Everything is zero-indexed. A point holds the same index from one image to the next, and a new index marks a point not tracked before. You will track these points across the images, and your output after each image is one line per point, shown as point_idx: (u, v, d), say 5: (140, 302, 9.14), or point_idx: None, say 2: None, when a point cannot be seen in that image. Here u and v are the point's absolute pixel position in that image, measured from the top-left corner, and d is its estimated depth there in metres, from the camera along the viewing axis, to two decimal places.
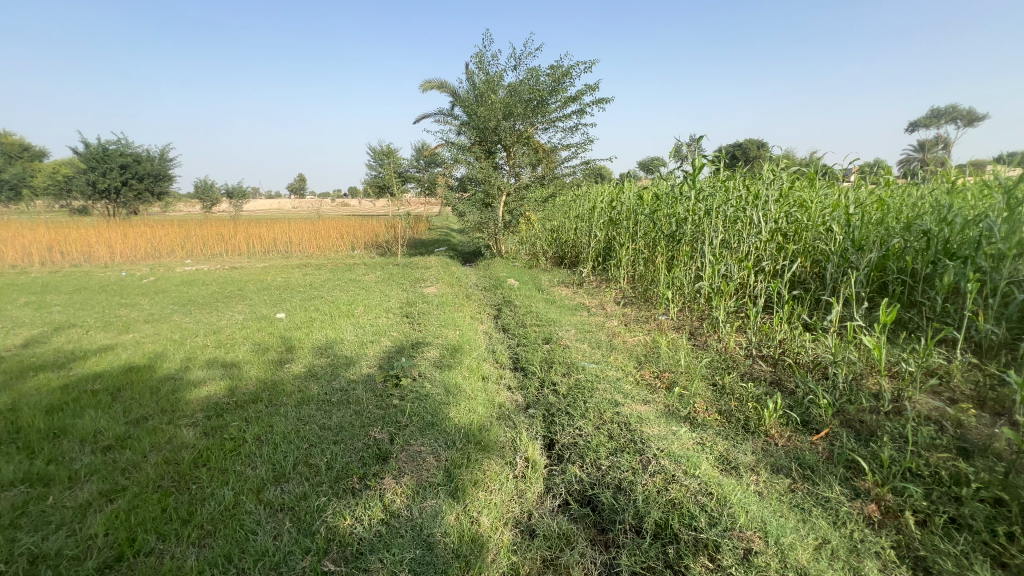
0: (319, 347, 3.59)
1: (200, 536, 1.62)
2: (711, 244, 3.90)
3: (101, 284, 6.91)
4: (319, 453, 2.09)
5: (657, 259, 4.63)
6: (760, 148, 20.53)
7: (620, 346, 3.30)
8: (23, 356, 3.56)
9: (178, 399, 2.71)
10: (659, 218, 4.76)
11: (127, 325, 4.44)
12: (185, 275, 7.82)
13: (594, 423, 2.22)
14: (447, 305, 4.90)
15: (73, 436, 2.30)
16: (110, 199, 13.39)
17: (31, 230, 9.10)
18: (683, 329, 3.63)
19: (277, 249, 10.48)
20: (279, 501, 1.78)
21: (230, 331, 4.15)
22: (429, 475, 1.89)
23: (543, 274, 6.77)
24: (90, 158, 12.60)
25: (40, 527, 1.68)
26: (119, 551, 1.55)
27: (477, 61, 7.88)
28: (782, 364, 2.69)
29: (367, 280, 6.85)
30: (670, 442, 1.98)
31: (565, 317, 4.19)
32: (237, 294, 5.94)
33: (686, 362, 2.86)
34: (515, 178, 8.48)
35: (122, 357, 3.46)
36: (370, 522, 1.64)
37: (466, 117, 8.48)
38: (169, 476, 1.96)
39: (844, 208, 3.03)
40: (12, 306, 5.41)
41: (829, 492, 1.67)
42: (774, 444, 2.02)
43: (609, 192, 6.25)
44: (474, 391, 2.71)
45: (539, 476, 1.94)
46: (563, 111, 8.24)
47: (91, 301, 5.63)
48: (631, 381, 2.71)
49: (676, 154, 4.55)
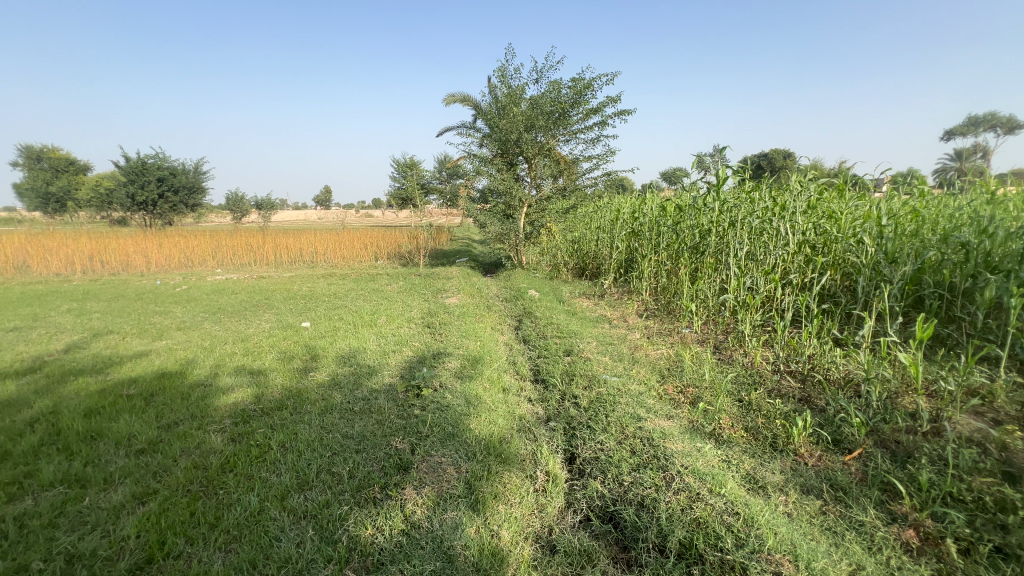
0: (343, 355, 3.65)
1: (226, 541, 1.65)
2: (736, 256, 3.83)
3: (138, 292, 7.20)
4: (341, 462, 2.12)
5: (681, 271, 4.56)
6: (785, 157, 20.15)
7: (643, 359, 3.26)
8: (65, 360, 3.72)
9: (207, 405, 2.79)
10: (682, 229, 4.70)
11: (161, 332, 4.61)
12: (216, 284, 8.08)
13: (616, 437, 2.19)
14: (468, 316, 4.93)
15: (109, 439, 2.39)
16: (148, 210, 13.99)
17: (74, 241, 9.55)
18: (708, 343, 3.57)
19: (303, 258, 10.74)
20: (303, 508, 1.81)
21: (257, 339, 4.26)
22: (450, 486, 1.89)
23: (565, 286, 6.75)
24: (130, 172, 13.23)
25: (76, 527, 1.74)
26: (149, 553, 1.60)
27: (499, 75, 8.00)
28: (811, 381, 2.61)
29: (389, 290, 6.95)
30: (695, 459, 1.94)
31: (587, 329, 4.16)
32: (264, 303, 6.10)
33: (711, 377, 2.80)
34: (537, 189, 8.51)
35: (156, 363, 3.59)
36: (391, 533, 1.65)
37: (489, 129, 8.58)
38: (197, 480, 2.02)
39: (876, 219, 2.94)
40: (55, 313, 5.68)
41: (863, 516, 1.60)
42: (804, 463, 1.96)
43: (632, 203, 6.22)
44: (495, 403, 2.71)
45: (559, 490, 1.92)
46: (585, 123, 8.28)
47: (128, 308, 5.87)
48: (653, 396, 2.66)
49: (699, 165, 4.52)
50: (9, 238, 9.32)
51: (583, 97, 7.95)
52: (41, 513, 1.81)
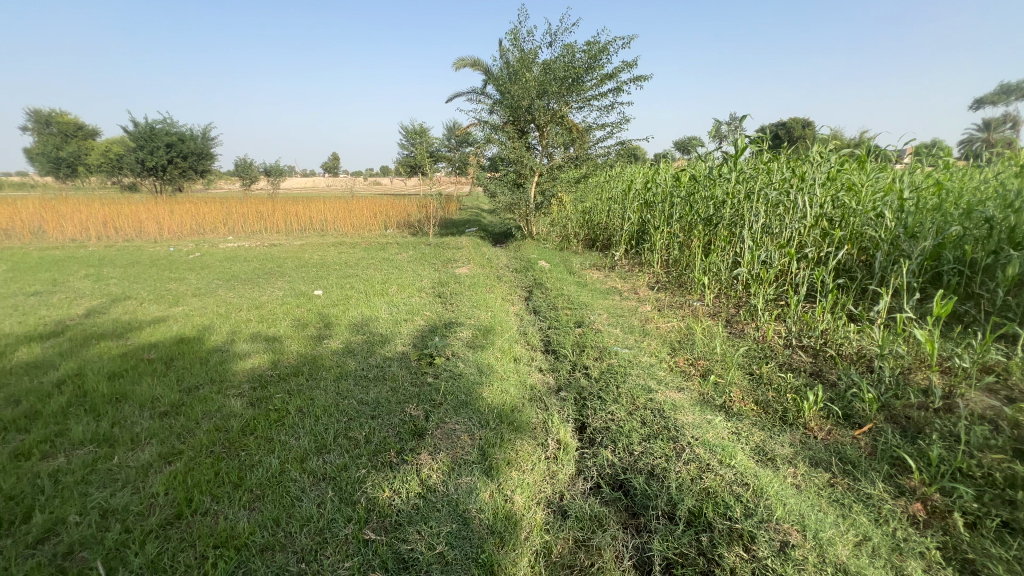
0: (356, 324, 3.70)
1: (250, 499, 1.73)
2: (751, 229, 3.76)
3: (152, 259, 7.28)
4: (358, 427, 2.17)
5: (694, 243, 4.51)
6: (804, 127, 19.51)
7: (654, 332, 3.27)
8: (86, 325, 3.81)
9: (225, 370, 2.86)
10: (696, 200, 4.62)
11: (177, 298, 4.69)
12: (228, 251, 8.15)
13: (627, 408, 2.22)
14: (479, 286, 4.94)
15: (133, 401, 2.47)
16: (158, 175, 13.98)
17: (87, 206, 9.61)
18: (719, 316, 3.56)
19: (313, 226, 10.75)
20: (322, 471, 1.87)
21: (271, 307, 4.32)
22: (464, 452, 1.94)
23: (575, 257, 6.71)
24: (138, 137, 13.17)
25: (107, 484, 1.82)
26: (178, 510, 1.67)
27: (511, 38, 7.74)
28: (823, 356, 2.61)
29: (400, 259, 6.96)
30: (705, 431, 1.96)
31: (598, 300, 4.16)
32: (277, 271, 6.15)
33: (722, 350, 2.81)
34: (548, 158, 8.35)
35: (174, 329, 3.66)
36: (408, 496, 1.70)
37: (499, 95, 8.36)
38: (220, 442, 2.09)
39: (898, 193, 2.86)
40: (73, 278, 5.78)
41: (871, 489, 1.63)
42: (813, 437, 1.98)
43: (645, 173, 6.09)
44: (506, 372, 2.75)
45: (570, 458, 1.97)
46: (599, 89, 8.04)
47: (143, 275, 5.95)
48: (664, 368, 2.68)
49: (716, 134, 4.39)
50: (23, 204, 9.42)
51: (597, 61, 7.70)
52: (74, 470, 1.89)
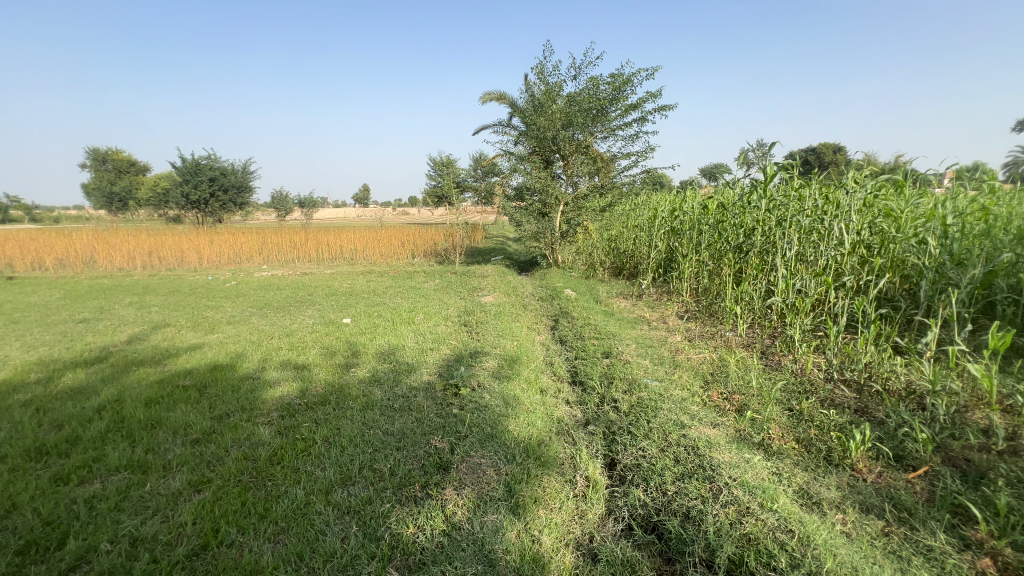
0: (383, 352, 3.72)
1: (275, 532, 1.71)
2: (784, 256, 3.63)
3: (191, 287, 7.59)
4: (383, 458, 2.15)
5: (724, 272, 4.40)
6: (835, 152, 19.20)
7: (685, 363, 3.17)
8: (128, 351, 3.97)
9: (255, 398, 2.90)
10: (725, 227, 4.53)
11: (213, 326, 4.84)
12: (262, 280, 8.43)
13: (659, 445, 2.13)
14: (504, 314, 4.93)
15: (167, 428, 2.52)
16: (200, 208, 14.73)
17: (135, 237, 10.17)
18: (753, 348, 3.43)
19: (343, 255, 11.03)
20: (347, 503, 1.85)
21: (301, 334, 4.40)
22: (490, 488, 1.89)
23: (601, 285, 6.65)
24: (184, 173, 14.00)
25: (139, 511, 1.84)
26: (204, 541, 1.67)
27: (536, 72, 7.94)
28: (868, 391, 2.46)
29: (426, 288, 7.06)
30: (743, 471, 1.86)
31: (625, 330, 4.08)
32: (307, 299, 6.31)
33: (758, 384, 2.69)
34: (573, 187, 8.41)
35: (208, 356, 3.76)
36: (432, 533, 1.66)
37: (525, 127, 8.54)
38: (247, 471, 2.09)
39: (940, 218, 2.73)
40: (118, 306, 6.06)
41: (932, 541, 1.49)
42: (862, 480, 1.85)
43: (672, 201, 6.05)
44: (533, 405, 2.69)
45: (600, 497, 1.89)
46: (624, 119, 8.14)
47: (182, 303, 6.19)
48: (697, 402, 2.58)
49: (744, 161, 4.34)
50: (78, 235, 10.04)
51: (621, 93, 7.83)
52: (107, 497, 1.92)
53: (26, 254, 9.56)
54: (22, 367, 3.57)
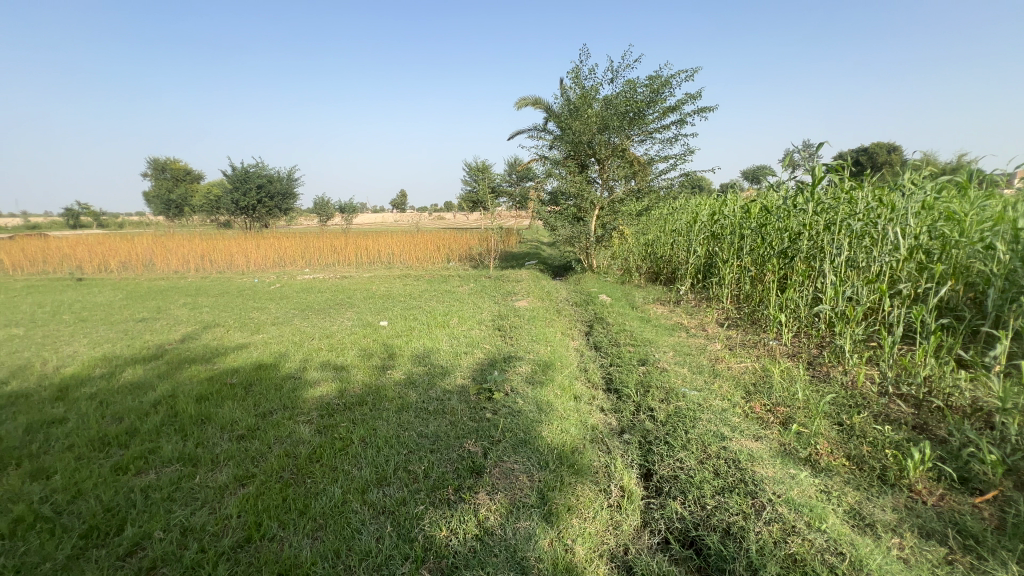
0: (418, 355, 3.78)
1: (314, 528, 1.76)
2: (833, 262, 3.45)
3: (239, 289, 7.97)
4: (417, 460, 2.18)
5: (767, 278, 4.22)
6: (888, 151, 18.23)
7: (725, 373, 3.06)
8: (181, 349, 4.20)
9: (297, 397, 3.00)
10: (769, 232, 4.35)
11: (258, 326, 5.06)
12: (305, 283, 8.75)
13: (698, 456, 2.06)
14: (538, 319, 4.91)
15: (215, 423, 2.65)
16: (248, 214, 15.48)
17: (189, 242, 10.79)
18: (799, 358, 3.27)
19: (380, 259, 11.29)
20: (382, 504, 1.88)
21: (340, 336, 4.53)
22: (523, 495, 1.88)
23: (637, 291, 6.53)
24: (235, 180, 14.77)
25: (189, 502, 1.93)
26: (248, 533, 1.73)
27: (572, 76, 7.91)
28: (928, 407, 2.30)
29: (460, 292, 7.13)
30: (788, 487, 1.77)
31: (662, 337, 3.98)
32: (346, 302, 6.50)
33: (805, 396, 2.56)
34: (609, 191, 8.30)
35: (254, 356, 3.93)
36: (465, 537, 1.66)
37: (560, 131, 8.52)
38: (289, 468, 2.17)
39: (1010, 222, 2.53)
40: (173, 306, 6.45)
41: (1003, 572, 1.37)
42: (921, 502, 1.72)
43: (712, 204, 5.87)
44: (567, 411, 2.66)
45: (635, 508, 1.85)
46: (662, 122, 8.00)
47: (231, 304, 6.51)
48: (738, 413, 2.48)
49: (789, 162, 4.17)
50: (140, 240, 10.74)
51: (659, 95, 7.71)
52: (161, 487, 2.03)
53: (93, 257, 10.32)
54: (88, 361, 3.84)
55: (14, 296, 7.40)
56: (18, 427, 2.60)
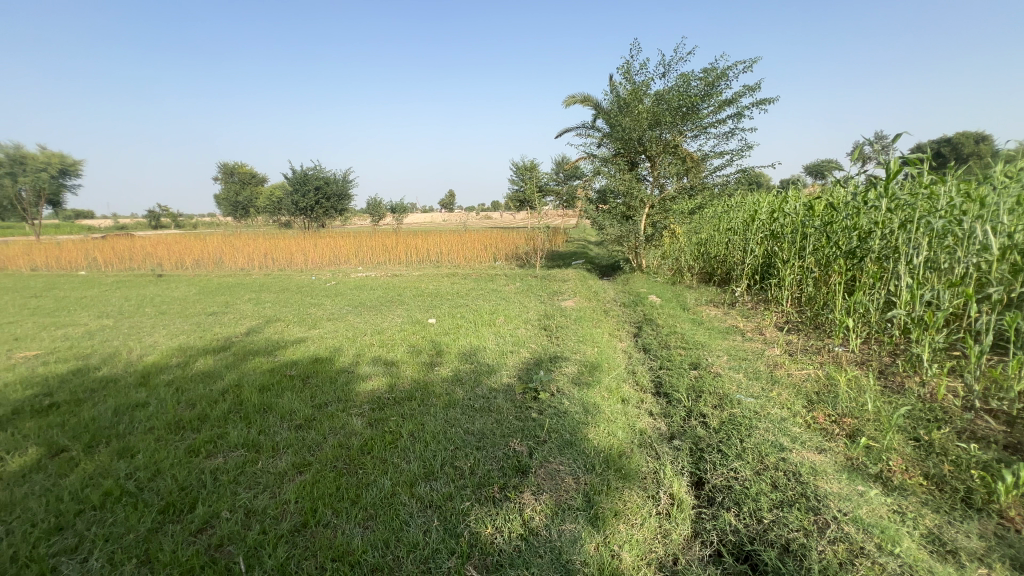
0: (465, 353, 3.84)
1: (364, 517, 1.82)
2: (910, 264, 3.18)
3: (298, 286, 8.42)
4: (463, 457, 2.21)
5: (833, 279, 3.95)
6: (977, 142, 16.62)
7: (785, 380, 2.89)
8: (247, 341, 4.49)
9: (350, 390, 3.13)
10: (834, 230, 4.07)
11: (315, 322, 5.32)
12: (358, 280, 9.09)
13: (754, 467, 1.96)
14: (585, 320, 4.85)
15: (276, 412, 2.81)
16: (307, 214, 16.32)
17: (254, 241, 11.50)
18: (869, 366, 3.03)
19: (429, 258, 11.54)
20: (429, 497, 1.92)
21: (391, 333, 4.68)
22: (569, 497, 1.86)
23: (689, 292, 6.30)
24: (295, 183, 15.62)
25: (252, 486, 2.06)
26: (304, 518, 1.82)
27: (622, 72, 7.76)
28: (1021, 426, 2.07)
29: (507, 291, 7.16)
30: (856, 505, 1.64)
31: (715, 341, 3.82)
32: (397, 299, 6.69)
33: (876, 408, 2.37)
34: (659, 189, 8.08)
35: (311, 349, 4.13)
36: (510, 536, 1.67)
37: (609, 128, 8.37)
38: (342, 458, 2.26)
39: None
40: (240, 301, 6.90)
41: None
42: (1013, 531, 1.55)
43: (771, 202, 5.57)
44: (614, 414, 2.61)
45: (686, 517, 1.79)
46: (717, 116, 7.69)
47: (291, 300, 6.89)
48: (799, 423, 2.33)
49: (859, 155, 3.87)
50: (211, 240, 11.56)
51: (714, 89, 7.42)
52: (228, 470, 2.17)
53: (171, 255, 11.22)
54: (166, 351, 4.18)
55: (105, 290, 8.19)
56: (109, 409, 2.87)
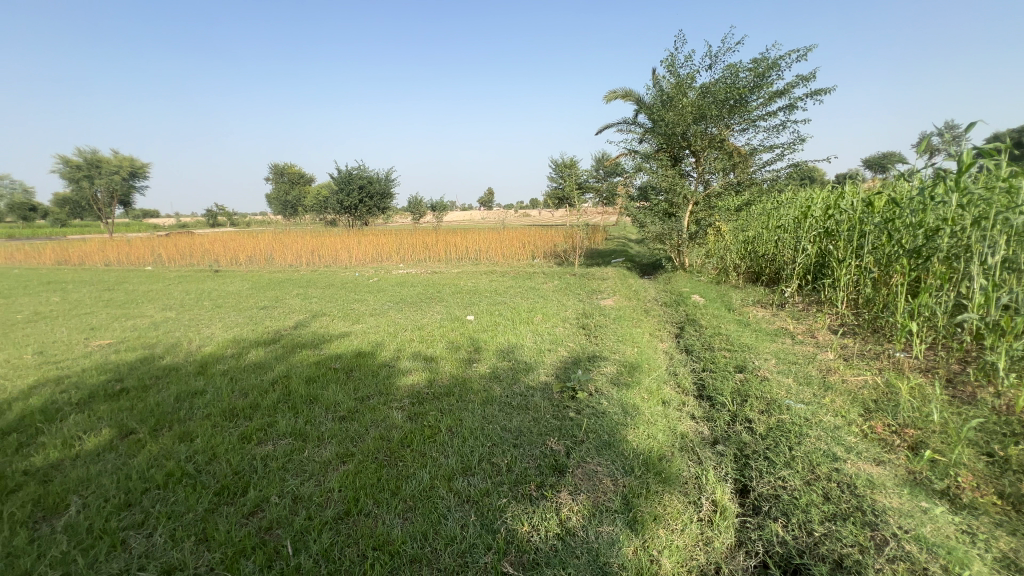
0: (503, 350, 3.86)
1: (404, 509, 1.86)
2: (985, 264, 2.92)
3: (343, 282, 8.73)
4: (500, 454, 2.22)
5: (895, 280, 3.69)
6: None
7: (839, 386, 2.74)
8: (295, 335, 4.70)
9: (391, 384, 3.21)
10: (897, 227, 3.80)
11: (358, 317, 5.50)
12: (399, 277, 9.31)
13: (804, 477, 1.86)
14: (624, 319, 4.77)
15: (321, 403, 2.92)
16: (352, 213, 16.87)
17: (302, 239, 12.02)
18: (934, 374, 2.82)
19: (468, 255, 11.67)
20: (466, 492, 1.94)
21: (431, 329, 4.77)
22: (607, 498, 1.84)
23: (735, 292, 6.07)
24: (340, 182, 16.19)
25: (300, 473, 2.15)
26: (347, 507, 1.88)
27: (666, 65, 7.55)
28: None
29: (545, 289, 7.15)
30: (919, 522, 1.54)
31: (763, 343, 3.66)
32: (436, 296, 6.81)
33: (942, 419, 2.21)
34: (704, 185, 7.82)
35: (354, 344, 4.28)
36: (547, 535, 1.66)
37: (650, 124, 8.17)
38: (383, 450, 2.32)
39: None
40: (289, 296, 7.23)
41: None
42: None
43: (826, 197, 5.27)
44: (654, 416, 2.55)
45: (729, 525, 1.72)
46: (768, 108, 7.34)
47: (336, 295, 7.15)
48: (855, 433, 2.20)
49: (926, 147, 3.60)
50: (263, 238, 12.18)
51: (765, 80, 7.09)
52: (277, 457, 2.28)
53: (227, 252, 11.87)
54: (221, 343, 4.43)
55: (169, 284, 8.77)
56: (171, 395, 3.08)
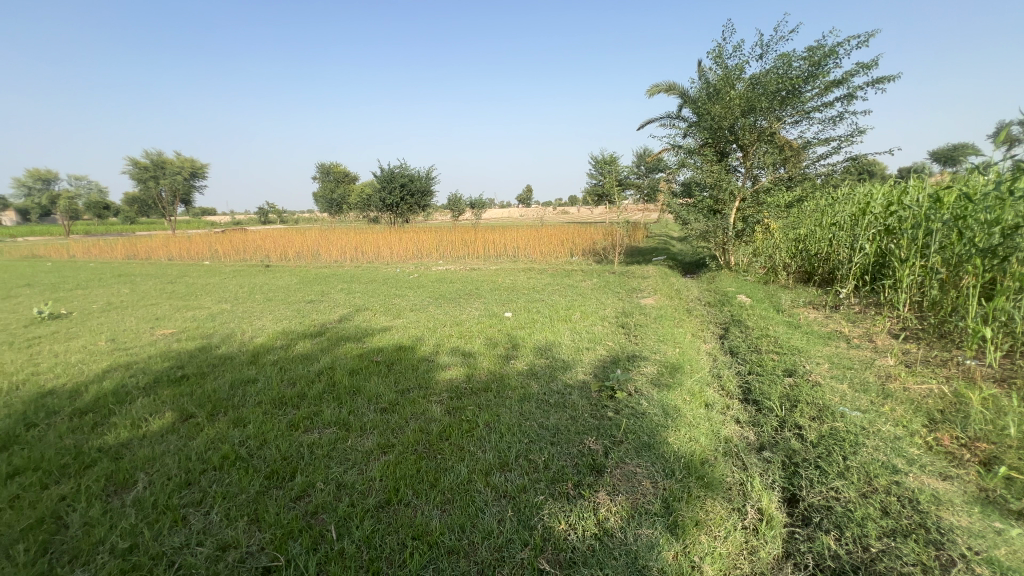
0: (540, 348, 3.85)
1: (442, 501, 1.89)
2: None
3: (385, 278, 8.96)
4: (537, 451, 2.22)
5: (965, 282, 3.41)
6: None
7: (899, 393, 2.56)
8: (339, 328, 4.88)
9: (430, 378, 3.27)
10: (969, 225, 3.52)
11: (399, 312, 5.63)
12: (439, 273, 9.46)
13: (859, 489, 1.76)
14: (666, 319, 4.65)
15: (364, 395, 3.01)
16: (394, 211, 17.28)
17: (347, 236, 12.44)
18: (1011, 385, 2.59)
19: (506, 253, 11.71)
20: (503, 487, 1.95)
21: (469, 325, 4.82)
22: (646, 501, 1.80)
23: (784, 292, 5.80)
24: (383, 180, 16.63)
25: (343, 461, 2.23)
26: (388, 496, 1.94)
27: (713, 56, 7.28)
28: None
29: (583, 287, 7.08)
30: (991, 544, 1.42)
31: (815, 346, 3.48)
32: (475, 293, 6.87)
33: (1020, 434, 2.03)
34: (752, 180, 7.50)
35: (395, 338, 4.38)
36: (584, 534, 1.65)
37: (695, 118, 7.93)
38: (422, 443, 2.37)
39: None
40: (334, 290, 7.50)
41: None
42: None
43: (888, 193, 4.94)
44: (697, 419, 2.47)
45: (776, 535, 1.65)
46: (823, 99, 6.96)
47: (378, 291, 7.35)
48: (918, 444, 2.06)
49: (1005, 137, 3.31)
50: (311, 235, 12.69)
51: (820, 69, 6.72)
52: (323, 445, 2.37)
53: (277, 248, 12.44)
54: (272, 334, 4.66)
55: (224, 278, 9.28)
56: (226, 383, 3.26)
